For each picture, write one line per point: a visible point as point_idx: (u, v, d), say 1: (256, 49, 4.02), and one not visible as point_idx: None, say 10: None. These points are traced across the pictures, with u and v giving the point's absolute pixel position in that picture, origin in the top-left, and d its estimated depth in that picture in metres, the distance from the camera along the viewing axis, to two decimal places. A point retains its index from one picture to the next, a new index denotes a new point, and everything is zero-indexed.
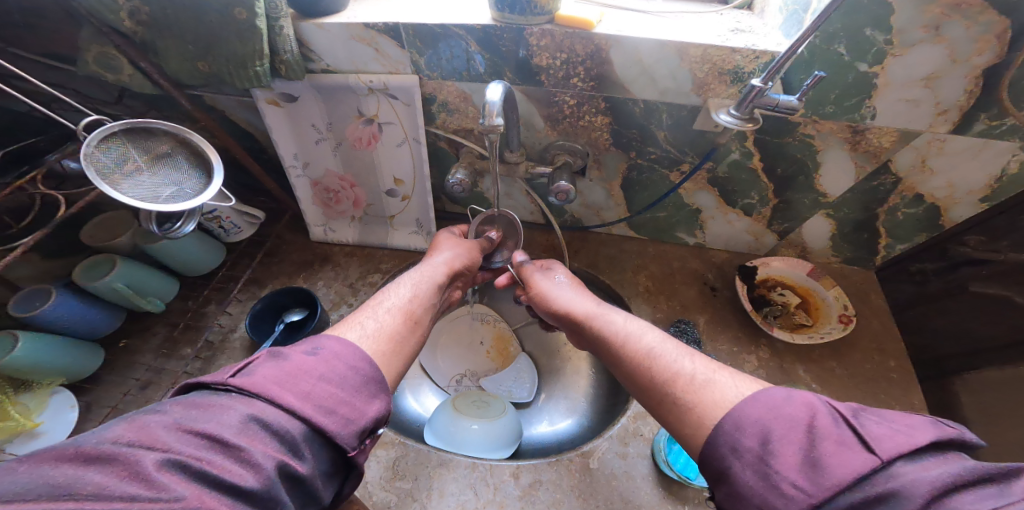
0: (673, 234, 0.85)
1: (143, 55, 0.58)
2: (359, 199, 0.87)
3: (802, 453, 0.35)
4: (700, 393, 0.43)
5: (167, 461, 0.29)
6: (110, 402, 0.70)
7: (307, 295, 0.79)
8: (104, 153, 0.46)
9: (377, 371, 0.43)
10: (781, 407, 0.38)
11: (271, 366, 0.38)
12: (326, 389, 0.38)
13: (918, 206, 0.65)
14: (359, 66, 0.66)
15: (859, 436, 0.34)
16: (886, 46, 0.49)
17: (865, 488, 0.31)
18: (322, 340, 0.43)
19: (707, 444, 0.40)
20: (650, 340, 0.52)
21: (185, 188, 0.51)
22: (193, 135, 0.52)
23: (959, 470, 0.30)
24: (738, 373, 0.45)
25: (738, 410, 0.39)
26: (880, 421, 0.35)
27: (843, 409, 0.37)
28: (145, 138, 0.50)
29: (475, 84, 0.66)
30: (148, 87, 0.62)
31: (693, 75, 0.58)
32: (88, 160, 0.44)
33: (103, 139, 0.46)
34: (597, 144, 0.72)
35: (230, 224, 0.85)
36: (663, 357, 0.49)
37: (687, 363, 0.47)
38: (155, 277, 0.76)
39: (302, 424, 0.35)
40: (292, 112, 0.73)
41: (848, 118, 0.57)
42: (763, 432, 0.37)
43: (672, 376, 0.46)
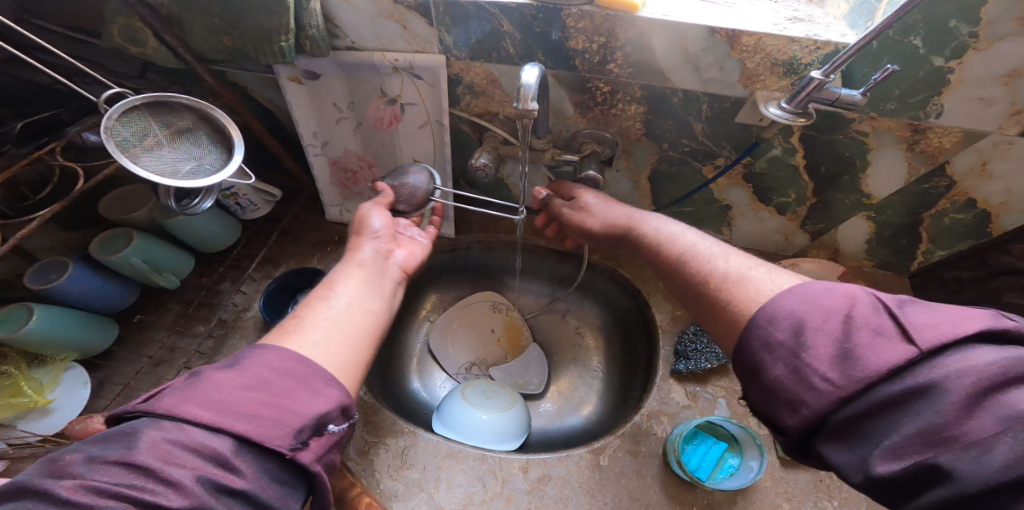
0: (699, 230, 0.83)
1: (167, 26, 0.55)
2: (377, 181, 0.85)
3: (837, 346, 0.34)
4: (732, 290, 0.44)
5: (81, 488, 0.28)
6: (123, 379, 0.70)
7: (321, 278, 0.78)
8: (125, 126, 0.44)
9: (310, 368, 0.40)
10: (819, 300, 0.37)
11: (181, 386, 0.35)
12: (241, 395, 0.35)
13: (968, 211, 0.62)
14: (385, 44, 0.62)
15: (900, 325, 0.33)
16: (969, 39, 0.45)
17: (902, 379, 0.31)
18: (245, 352, 0.40)
19: (741, 337, 0.40)
20: (691, 245, 0.53)
21: (205, 164, 0.49)
22: (215, 111, 0.50)
23: (1011, 359, 0.28)
24: (783, 272, 0.45)
25: (773, 303, 0.39)
26: (928, 312, 0.33)
27: (889, 300, 0.36)
28: (165, 112, 0.48)
29: (506, 66, 0.62)
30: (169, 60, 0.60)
31: (742, 65, 0.54)
32: (108, 133, 0.42)
33: (124, 112, 0.44)
34: (629, 134, 0.69)
35: (248, 202, 0.83)
36: (700, 260, 0.50)
37: (720, 262, 0.48)
38: (171, 253, 0.75)
39: (225, 437, 0.33)
40: (313, 89, 0.70)
41: (909, 116, 0.53)
42: (798, 325, 0.37)
43: (705, 278, 0.47)
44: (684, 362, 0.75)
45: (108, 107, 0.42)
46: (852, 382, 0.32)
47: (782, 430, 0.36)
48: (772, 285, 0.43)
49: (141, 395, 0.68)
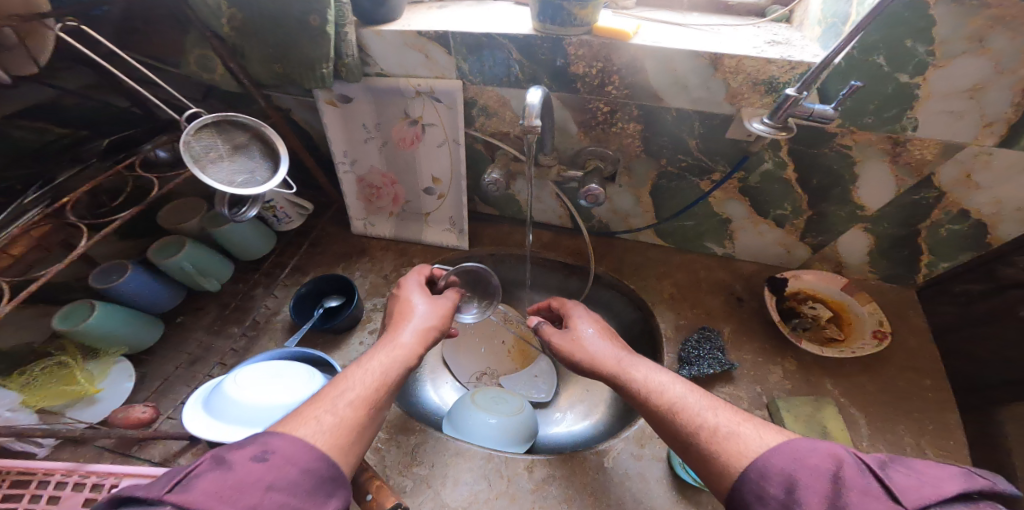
0: (701, 244, 0.86)
1: (233, 56, 0.65)
2: (398, 196, 0.93)
3: (828, 504, 0.37)
4: (724, 444, 0.46)
5: None
6: (163, 374, 0.77)
7: (345, 283, 0.85)
8: (196, 140, 0.52)
9: (332, 470, 0.41)
10: (805, 458, 0.40)
11: (211, 477, 0.35)
12: (272, 500, 0.35)
13: (963, 222, 0.63)
14: (409, 71, 0.71)
15: (884, 486, 0.36)
16: (928, 57, 0.50)
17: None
18: (270, 441, 0.40)
19: (733, 489, 0.43)
20: (679, 392, 0.54)
21: (256, 177, 0.57)
22: (267, 129, 0.59)
23: None
24: (766, 427, 0.48)
25: (764, 460, 0.42)
26: (910, 474, 0.37)
27: (872, 461, 0.39)
28: (228, 131, 0.56)
29: (514, 90, 0.70)
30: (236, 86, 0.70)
31: (727, 85, 0.60)
32: (185, 147, 0.51)
33: (197, 130, 0.53)
34: (628, 150, 0.74)
35: (283, 214, 0.92)
36: (692, 410, 0.51)
37: (713, 415, 0.50)
38: (215, 259, 0.83)
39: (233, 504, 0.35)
40: (346, 112, 0.79)
41: (888, 129, 0.56)
42: (789, 481, 0.39)
43: (697, 427, 0.49)
44: (688, 367, 0.70)
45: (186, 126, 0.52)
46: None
47: None
48: (752, 442, 0.46)
49: (177, 390, 0.74)
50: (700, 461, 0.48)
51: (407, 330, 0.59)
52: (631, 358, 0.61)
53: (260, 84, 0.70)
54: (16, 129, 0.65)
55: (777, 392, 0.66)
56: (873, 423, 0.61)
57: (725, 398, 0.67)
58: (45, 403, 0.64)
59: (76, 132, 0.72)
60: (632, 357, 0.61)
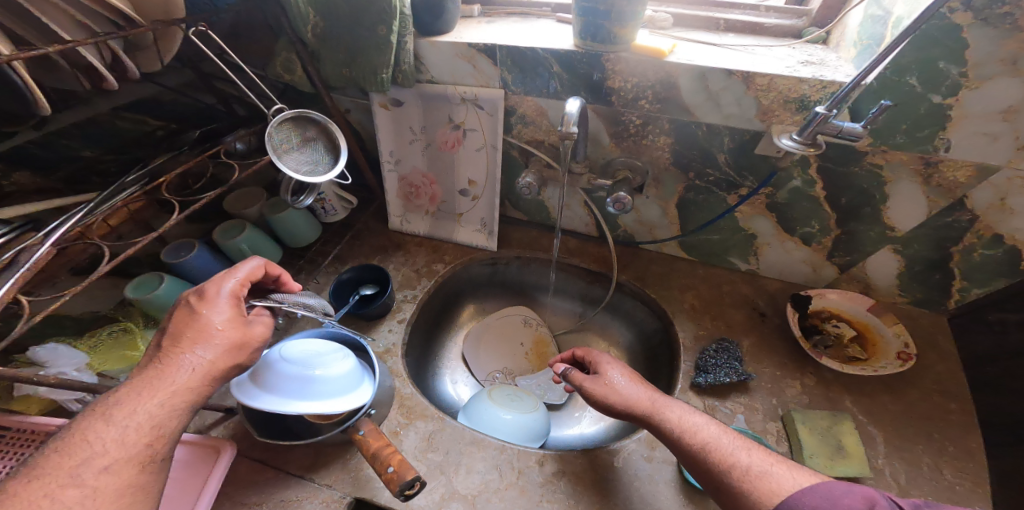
0: (726, 259, 0.87)
1: (311, 59, 0.73)
2: (435, 196, 0.99)
3: None
4: (756, 482, 0.50)
5: None
6: None
7: (382, 274, 0.91)
8: (276, 133, 0.60)
9: None
10: (839, 498, 0.46)
11: None
12: None
13: (997, 248, 0.63)
14: (458, 80, 0.78)
15: None
16: (961, 78, 0.51)
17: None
18: None
19: None
20: (712, 433, 0.56)
21: (318, 169, 0.64)
22: (333, 127, 0.66)
23: None
24: (792, 466, 0.52)
25: (796, 497, 0.47)
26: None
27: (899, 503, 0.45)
28: (301, 126, 0.63)
29: (553, 100, 0.75)
30: (308, 86, 0.78)
31: (758, 102, 0.63)
32: (268, 136, 0.58)
33: (279, 123, 0.60)
34: (657, 162, 0.78)
35: (330, 208, 1.00)
36: (726, 450, 0.54)
37: (745, 454, 0.53)
38: (270, 244, 0.91)
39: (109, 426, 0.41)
40: (396, 114, 0.87)
41: (920, 149, 0.58)
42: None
43: (730, 465, 0.52)
44: (704, 375, 0.70)
45: (272, 118, 0.59)
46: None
47: None
48: (783, 481, 0.50)
49: None
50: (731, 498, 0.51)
51: (206, 342, 0.47)
52: (660, 398, 0.62)
53: (329, 86, 0.77)
54: (119, 120, 0.76)
55: (792, 405, 0.66)
56: (893, 443, 0.60)
57: (741, 408, 0.67)
58: (106, 367, 0.71)
59: (168, 124, 0.81)
60: (662, 397, 0.62)
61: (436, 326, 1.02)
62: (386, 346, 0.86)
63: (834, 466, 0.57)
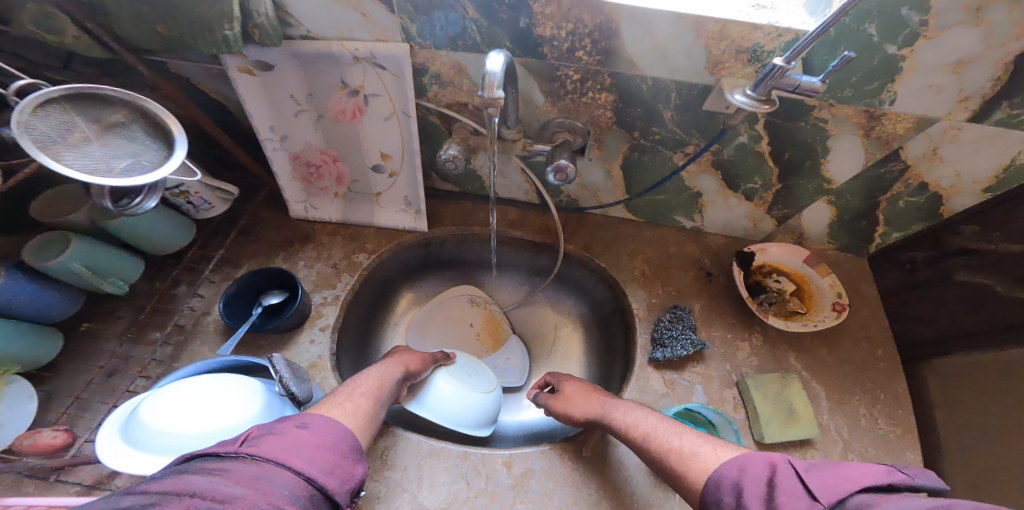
0: (671, 218, 0.83)
1: (91, 15, 0.51)
2: (342, 175, 0.82)
3: (762, 506, 0.40)
4: (688, 466, 0.48)
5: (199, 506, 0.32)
6: (72, 392, 0.66)
7: (286, 276, 0.76)
8: (43, 121, 0.44)
9: (355, 440, 0.46)
10: (748, 467, 0.44)
11: (261, 459, 0.38)
12: (318, 460, 0.41)
13: (921, 195, 0.64)
14: (343, 33, 0.59)
15: (806, 486, 0.39)
16: (919, 27, 0.46)
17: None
18: (308, 416, 0.45)
19: (702, 504, 0.46)
20: (650, 423, 0.56)
21: (141, 162, 0.51)
22: (149, 103, 0.52)
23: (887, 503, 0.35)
24: (725, 447, 0.49)
25: (717, 472, 0.45)
26: (837, 473, 0.40)
27: (800, 472, 0.41)
28: (94, 106, 0.49)
29: (472, 54, 0.60)
30: (101, 52, 0.56)
31: (708, 52, 0.54)
32: (24, 128, 0.43)
33: (42, 106, 0.44)
34: (600, 122, 0.68)
35: (200, 200, 0.78)
36: (659, 437, 0.53)
37: (676, 436, 0.52)
38: (115, 256, 0.70)
39: (311, 486, 0.38)
40: (268, 82, 0.66)
41: (865, 102, 0.53)
42: (736, 487, 0.43)
43: (664, 455, 0.51)
44: (662, 349, 0.70)
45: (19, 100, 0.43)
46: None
47: None
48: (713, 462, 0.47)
49: (94, 408, 0.65)
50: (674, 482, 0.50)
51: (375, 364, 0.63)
52: (606, 403, 0.63)
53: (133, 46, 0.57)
54: None
55: (744, 369, 0.69)
56: (834, 398, 0.66)
57: (698, 378, 0.69)
58: None
59: None
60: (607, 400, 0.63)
61: (370, 322, 0.90)
62: (309, 360, 0.74)
63: (786, 429, 0.62)
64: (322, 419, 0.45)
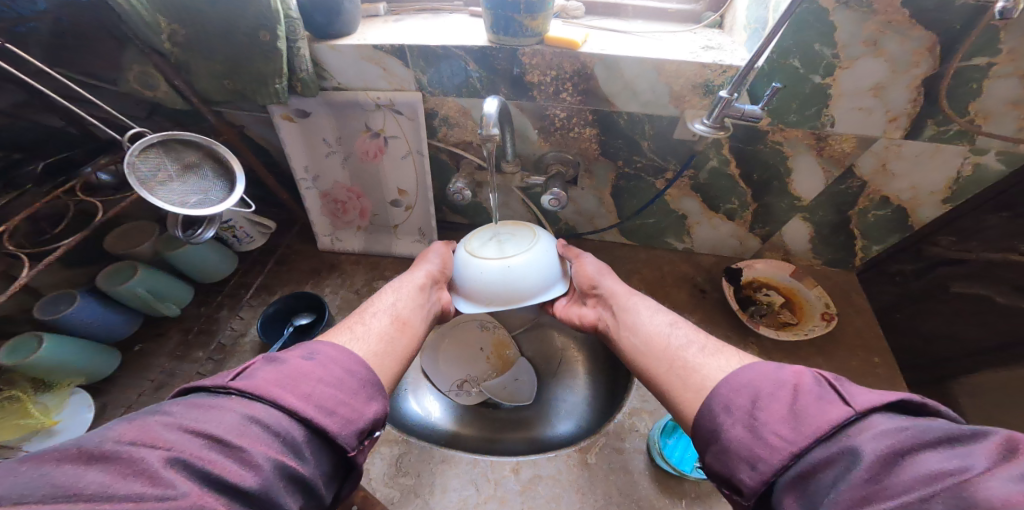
0: (663, 240, 0.90)
1: (176, 71, 0.65)
2: (365, 210, 0.93)
3: (787, 408, 0.42)
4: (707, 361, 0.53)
5: (170, 458, 0.36)
6: (125, 402, 0.72)
7: (317, 301, 0.83)
8: (142, 163, 0.56)
9: (369, 374, 0.52)
10: (772, 374, 0.46)
11: (269, 370, 0.46)
12: (323, 391, 0.46)
13: (886, 208, 0.70)
14: (368, 84, 0.72)
15: (838, 396, 0.41)
16: (833, 59, 0.54)
17: (833, 443, 0.37)
18: (316, 347, 0.52)
19: (706, 406, 0.47)
20: (663, 322, 0.63)
21: (209, 197, 0.61)
22: (218, 147, 0.64)
23: (908, 424, 0.36)
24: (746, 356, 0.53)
25: (737, 375, 0.47)
26: (861, 391, 0.41)
27: (824, 387, 0.42)
28: (179, 151, 0.61)
29: (474, 100, 0.72)
30: (181, 103, 0.70)
31: (670, 89, 0.63)
32: (131, 168, 0.55)
33: (143, 151, 0.56)
34: (588, 153, 0.77)
35: (244, 234, 0.91)
36: (674, 333, 0.60)
37: (699, 339, 0.58)
38: (172, 282, 0.81)
39: (303, 424, 0.43)
40: (305, 127, 0.80)
41: (810, 126, 0.61)
42: (754, 393, 0.45)
43: (683, 347, 0.57)
44: None
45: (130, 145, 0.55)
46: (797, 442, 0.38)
47: (740, 491, 0.41)
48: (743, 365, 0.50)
49: None
50: (704, 377, 0.51)
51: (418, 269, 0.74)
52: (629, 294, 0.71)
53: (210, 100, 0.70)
54: None
55: None
56: None
57: None
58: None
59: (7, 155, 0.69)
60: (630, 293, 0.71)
61: None
62: None
63: None
64: (332, 350, 0.52)
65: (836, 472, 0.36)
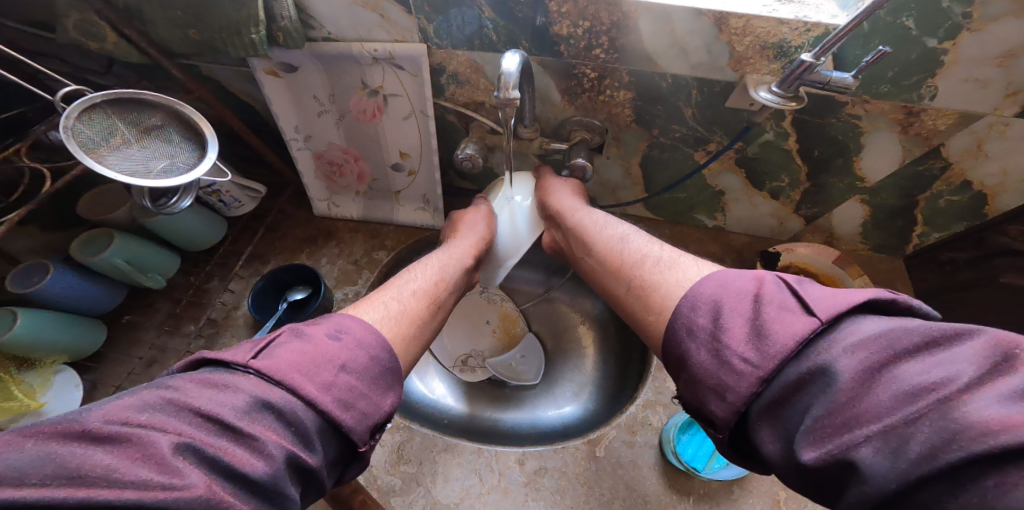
0: (693, 217, 0.81)
1: (128, 20, 0.56)
2: (363, 173, 0.84)
3: (748, 324, 0.36)
4: (665, 273, 0.48)
5: (180, 443, 0.29)
6: (114, 381, 0.70)
7: (310, 274, 0.76)
8: (87, 126, 0.47)
9: (393, 363, 0.45)
10: (732, 285, 0.40)
11: (293, 349, 0.39)
12: (344, 380, 0.39)
13: (963, 193, 0.61)
14: (363, 35, 0.61)
15: (801, 301, 0.35)
16: (962, 19, 0.43)
17: (804, 360, 0.31)
18: (344, 324, 0.45)
19: (668, 328, 0.42)
20: (621, 233, 0.60)
21: (177, 163, 0.53)
22: (182, 107, 0.54)
23: (895, 328, 0.30)
24: (704, 262, 0.49)
25: (694, 289, 0.42)
26: (825, 292, 0.35)
27: (787, 294, 0.37)
28: (134, 112, 0.52)
29: (489, 54, 0.60)
30: (136, 57, 0.61)
31: (730, 48, 0.52)
32: (72, 133, 0.46)
33: (86, 112, 0.47)
34: (618, 120, 0.67)
35: (231, 199, 0.82)
36: (633, 247, 0.55)
37: (655, 249, 0.54)
38: (154, 252, 0.74)
39: (320, 417, 0.36)
40: (292, 83, 0.69)
41: (903, 97, 0.51)
42: (715, 306, 0.39)
43: (641, 261, 0.52)
44: None
45: (67, 106, 0.46)
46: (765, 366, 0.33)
47: (714, 426, 0.36)
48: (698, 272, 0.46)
49: None
50: (652, 279, 0.48)
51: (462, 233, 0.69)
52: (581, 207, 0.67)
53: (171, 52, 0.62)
54: None
55: None
56: None
57: None
58: None
59: None
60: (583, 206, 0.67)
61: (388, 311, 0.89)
62: None
63: None
64: (360, 330, 0.45)
65: (809, 397, 0.30)
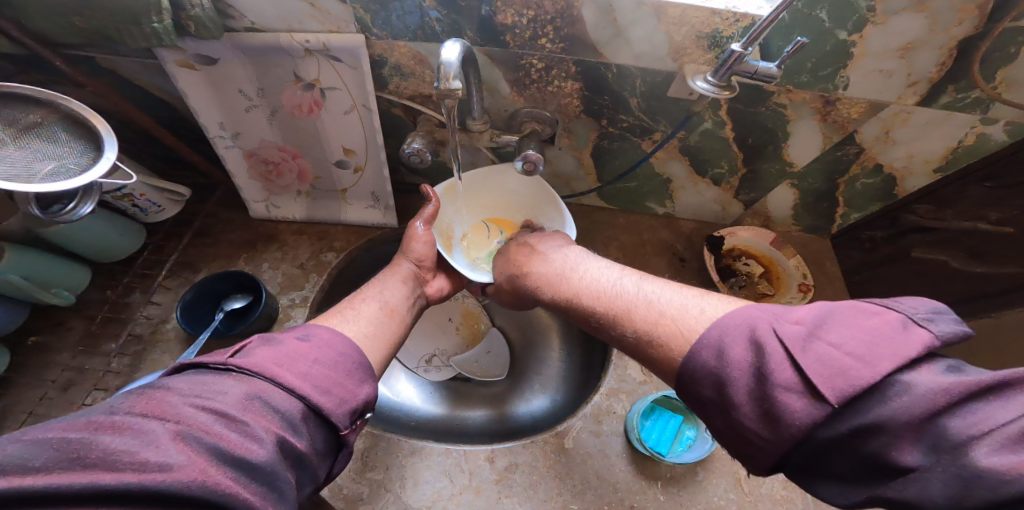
0: (644, 205, 0.84)
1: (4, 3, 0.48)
2: (304, 172, 0.78)
3: (760, 402, 0.33)
4: (665, 325, 0.42)
5: (181, 430, 0.29)
6: (26, 408, 0.62)
7: (250, 280, 0.70)
8: None
9: (363, 359, 0.44)
10: (728, 349, 0.36)
11: (267, 349, 0.39)
12: (321, 371, 0.40)
13: (876, 176, 0.66)
14: (293, 24, 0.56)
15: (811, 364, 0.32)
16: (867, 12, 0.46)
17: (837, 425, 0.30)
18: (312, 328, 0.44)
19: (677, 381, 0.39)
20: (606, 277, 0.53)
21: (67, 164, 0.47)
22: (69, 102, 0.48)
23: (929, 390, 0.28)
24: (710, 295, 0.44)
25: (692, 357, 0.38)
26: (848, 335, 0.32)
27: (793, 337, 0.34)
28: (6, 109, 0.46)
29: (432, 45, 0.57)
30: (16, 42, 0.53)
31: (670, 39, 0.53)
32: None
33: None
34: (567, 110, 0.66)
35: (147, 203, 0.74)
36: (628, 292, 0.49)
37: (649, 289, 0.48)
38: (59, 265, 0.66)
39: (301, 404, 0.36)
40: (212, 77, 0.63)
41: (821, 87, 0.54)
42: (718, 379, 0.36)
43: (634, 309, 0.46)
44: None
45: None
46: (786, 438, 0.32)
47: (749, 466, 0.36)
48: (703, 310, 0.42)
49: None
50: (652, 316, 0.44)
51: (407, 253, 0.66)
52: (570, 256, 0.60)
53: (54, 40, 0.55)
54: None
55: None
56: None
57: None
58: None
59: None
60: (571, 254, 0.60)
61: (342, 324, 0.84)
62: None
63: None
64: (327, 333, 0.44)
65: (841, 458, 0.30)
